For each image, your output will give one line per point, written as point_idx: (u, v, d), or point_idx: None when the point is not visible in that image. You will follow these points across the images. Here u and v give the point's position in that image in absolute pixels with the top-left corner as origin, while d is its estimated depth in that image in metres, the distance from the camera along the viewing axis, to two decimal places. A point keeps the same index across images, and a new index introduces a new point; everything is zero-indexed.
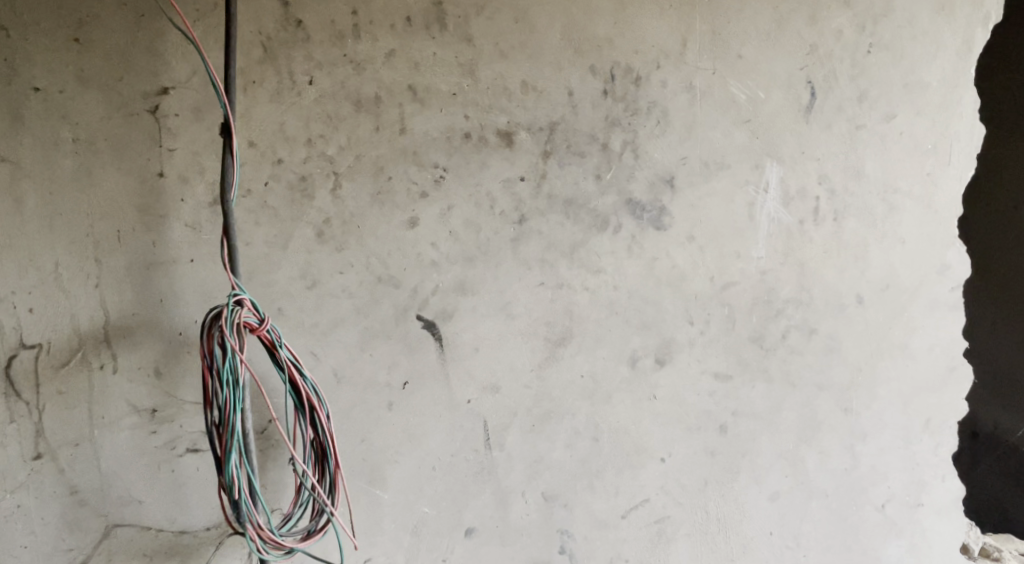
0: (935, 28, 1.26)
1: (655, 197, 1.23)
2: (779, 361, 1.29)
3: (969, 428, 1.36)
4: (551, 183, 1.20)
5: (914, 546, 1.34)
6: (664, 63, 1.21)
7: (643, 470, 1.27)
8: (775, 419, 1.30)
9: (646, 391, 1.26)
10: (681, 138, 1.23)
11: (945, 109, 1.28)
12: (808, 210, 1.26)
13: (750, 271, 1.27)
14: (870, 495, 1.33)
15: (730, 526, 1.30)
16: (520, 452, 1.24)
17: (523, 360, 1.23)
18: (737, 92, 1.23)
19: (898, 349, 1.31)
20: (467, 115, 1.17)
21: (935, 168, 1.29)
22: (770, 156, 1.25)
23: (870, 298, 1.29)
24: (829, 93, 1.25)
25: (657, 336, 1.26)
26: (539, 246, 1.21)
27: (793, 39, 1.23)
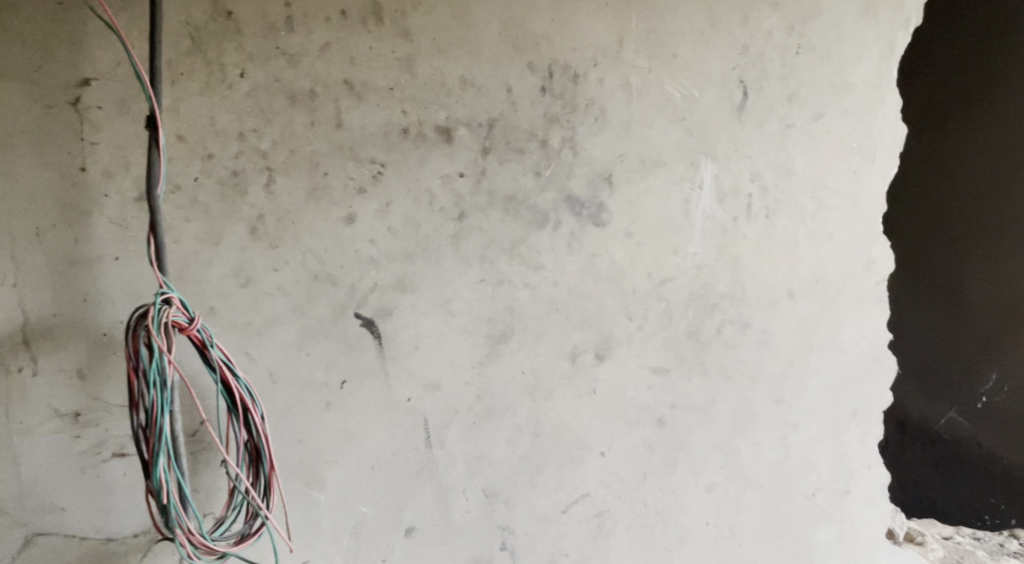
0: (859, 31, 1.30)
1: (595, 194, 1.24)
2: (714, 355, 1.31)
3: (896, 418, 1.40)
4: (491, 180, 1.20)
5: (843, 533, 1.39)
6: (601, 61, 1.22)
7: (583, 464, 1.28)
8: (710, 412, 1.32)
9: (586, 385, 1.27)
10: (618, 135, 1.24)
11: (869, 109, 1.32)
12: (741, 207, 1.29)
13: (686, 267, 1.29)
14: (801, 484, 1.36)
15: (669, 518, 1.32)
16: (462, 449, 1.23)
17: (464, 358, 1.22)
18: (672, 91, 1.25)
19: (827, 342, 1.35)
20: (404, 110, 1.16)
21: (860, 167, 1.33)
22: (705, 154, 1.27)
23: (801, 292, 1.33)
24: (760, 92, 1.28)
25: (597, 331, 1.27)
26: (479, 242, 1.21)
27: (726, 39, 1.26)
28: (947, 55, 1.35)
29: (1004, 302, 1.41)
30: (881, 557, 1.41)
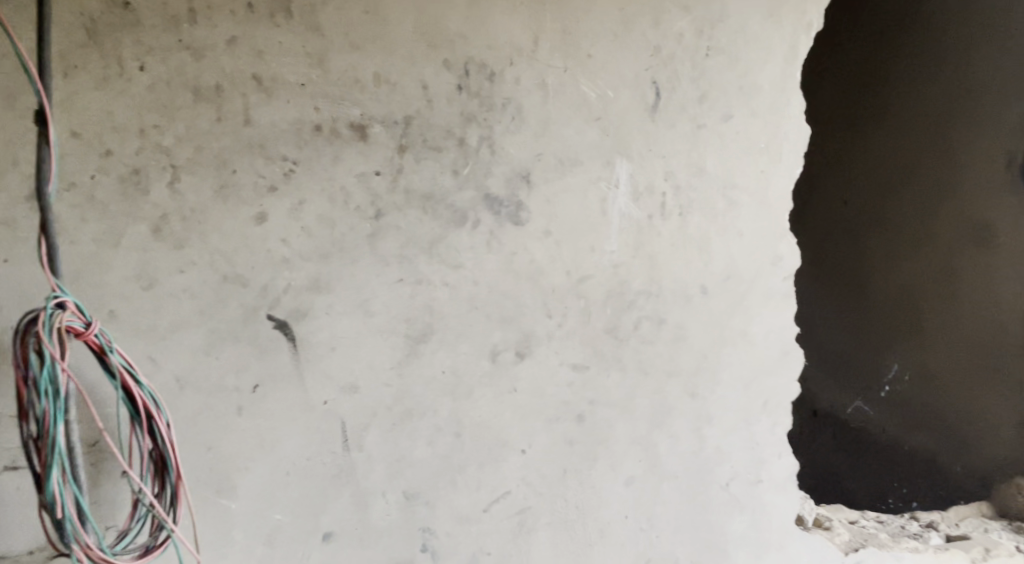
0: (765, 35, 1.34)
1: (513, 192, 1.25)
2: (632, 351, 1.34)
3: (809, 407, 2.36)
4: (407, 178, 1.19)
5: (756, 521, 1.43)
6: (517, 60, 1.22)
7: (503, 463, 1.28)
8: (628, 406, 1.34)
9: (506, 384, 1.28)
10: (535, 134, 1.25)
11: (775, 110, 1.36)
12: (656, 206, 1.32)
13: (604, 264, 1.31)
14: (716, 475, 1.40)
15: (589, 513, 1.34)
16: (381, 451, 1.21)
17: (382, 358, 1.20)
18: (588, 91, 1.26)
19: (739, 336, 1.39)
20: (316, 106, 1.13)
21: (768, 166, 1.38)
22: (621, 154, 1.29)
23: (713, 288, 1.37)
24: (672, 93, 1.31)
25: (517, 329, 1.27)
26: (396, 241, 1.19)
27: (639, 40, 1.28)
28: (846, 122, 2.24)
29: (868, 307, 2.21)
30: (792, 543, 1.45)
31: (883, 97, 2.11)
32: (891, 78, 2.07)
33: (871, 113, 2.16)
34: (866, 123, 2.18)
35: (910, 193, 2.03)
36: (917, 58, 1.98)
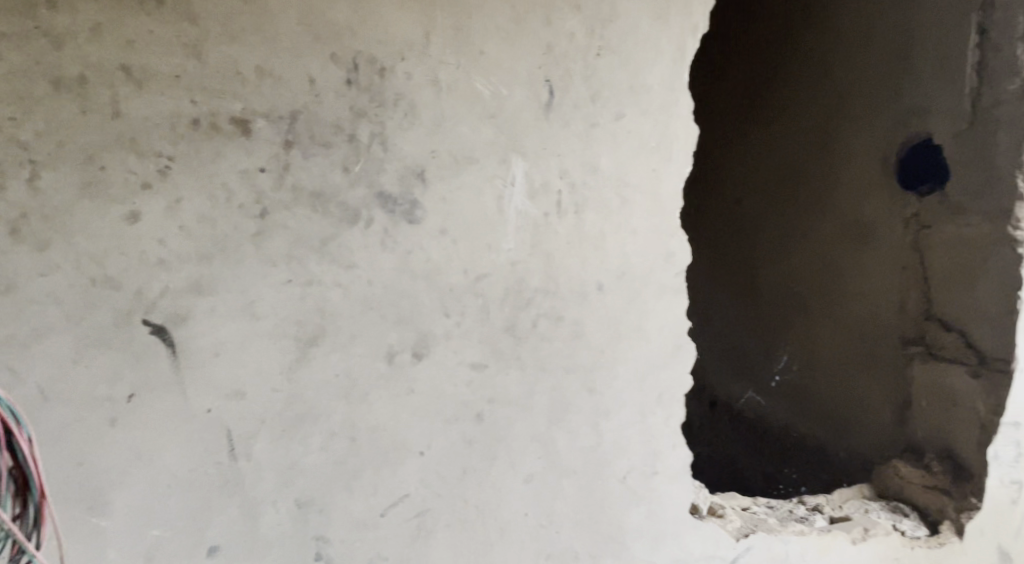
0: (653, 36, 1.36)
1: (407, 189, 1.22)
2: (530, 348, 1.34)
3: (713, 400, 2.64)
4: (294, 175, 1.14)
5: (652, 512, 1.46)
6: (408, 55, 1.19)
7: (401, 466, 1.26)
8: (527, 403, 1.34)
9: (403, 385, 1.25)
10: (429, 131, 1.22)
11: (665, 110, 1.39)
12: (552, 203, 1.32)
13: (501, 262, 1.30)
14: (614, 468, 1.42)
15: (489, 512, 1.33)
16: (270, 459, 1.17)
17: (271, 363, 1.15)
18: (481, 88, 1.25)
19: (634, 331, 1.42)
20: (193, 99, 1.08)
21: (659, 165, 1.41)
22: (516, 152, 1.29)
23: (609, 285, 1.39)
24: (565, 92, 1.31)
25: (413, 330, 1.24)
26: (284, 241, 1.14)
27: (531, 38, 1.27)
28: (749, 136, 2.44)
29: (766, 303, 2.39)
30: (686, 532, 1.49)
31: (774, 112, 2.29)
32: (781, 93, 2.25)
33: (774, 118, 2.28)
34: (770, 128, 2.31)
35: (804, 191, 2.15)
36: (807, 66, 2.12)
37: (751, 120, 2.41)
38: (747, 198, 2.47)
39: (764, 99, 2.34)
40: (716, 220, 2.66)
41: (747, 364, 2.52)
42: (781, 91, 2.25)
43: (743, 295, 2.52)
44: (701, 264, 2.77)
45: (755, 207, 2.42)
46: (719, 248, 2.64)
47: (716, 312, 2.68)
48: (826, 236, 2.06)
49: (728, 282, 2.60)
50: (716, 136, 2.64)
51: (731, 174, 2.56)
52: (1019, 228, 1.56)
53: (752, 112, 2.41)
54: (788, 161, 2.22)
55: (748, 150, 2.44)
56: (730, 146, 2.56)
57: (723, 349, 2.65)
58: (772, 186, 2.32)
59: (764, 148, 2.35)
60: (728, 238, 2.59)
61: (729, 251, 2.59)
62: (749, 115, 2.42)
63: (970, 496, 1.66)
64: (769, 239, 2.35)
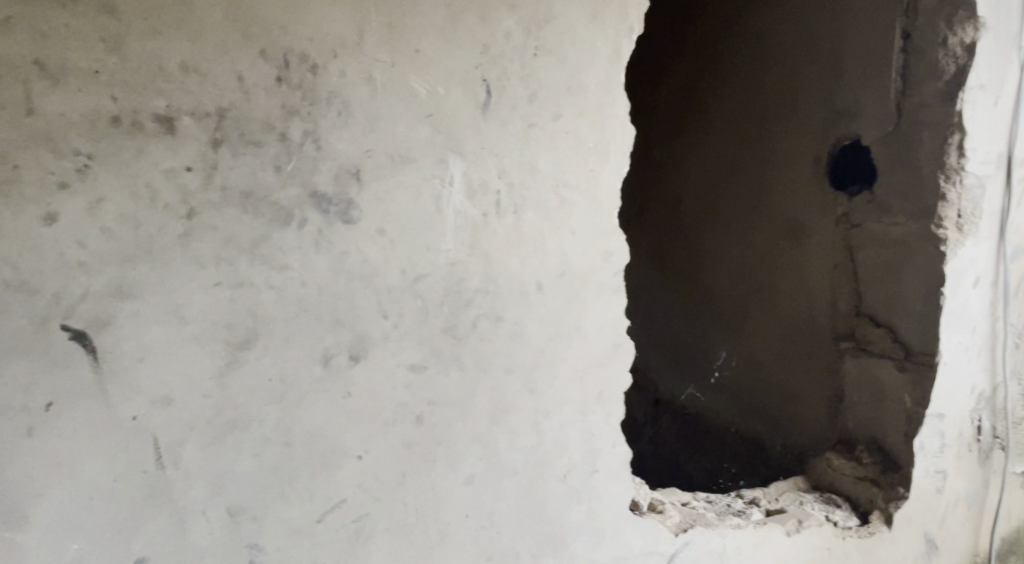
0: (589, 37, 1.37)
1: (342, 189, 1.19)
2: (470, 349, 1.33)
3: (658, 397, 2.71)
4: (222, 174, 1.11)
5: (592, 510, 1.47)
6: (341, 52, 1.17)
7: (337, 470, 1.23)
8: (467, 405, 1.33)
9: (340, 389, 1.22)
10: (364, 130, 1.20)
11: (602, 111, 1.40)
12: (490, 204, 1.32)
13: (439, 263, 1.28)
14: (555, 467, 1.43)
15: (428, 515, 1.32)
16: (200, 468, 1.13)
17: (200, 368, 1.12)
18: (417, 87, 1.23)
19: (574, 330, 1.42)
20: (114, 96, 1.04)
21: (596, 165, 1.42)
22: (453, 151, 1.27)
23: (548, 284, 1.39)
24: (502, 92, 1.31)
25: (350, 332, 1.22)
26: (213, 242, 1.11)
27: (467, 37, 1.26)
28: (688, 137, 2.48)
29: (705, 300, 2.44)
30: (626, 529, 1.50)
31: (712, 114, 2.33)
32: (718, 96, 2.30)
33: (712, 119, 2.33)
34: (708, 130, 2.36)
35: (741, 191, 2.20)
36: (742, 69, 2.16)
37: (689, 122, 2.46)
38: (687, 198, 2.51)
39: (701, 101, 2.38)
40: (659, 220, 2.69)
41: (689, 361, 2.58)
42: (718, 93, 2.29)
43: (685, 293, 2.56)
44: (643, 263, 2.82)
45: (695, 207, 2.46)
46: (661, 247, 2.69)
47: (658, 309, 2.73)
48: (762, 236, 2.12)
49: (669, 280, 2.65)
50: (657, 136, 2.67)
51: (672, 174, 2.60)
52: (942, 227, 1.62)
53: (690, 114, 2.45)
54: (725, 162, 2.27)
55: (689, 150, 2.48)
56: (670, 146, 2.59)
57: (666, 346, 2.70)
58: (710, 186, 2.36)
59: (702, 149, 2.39)
60: (669, 237, 2.64)
61: (670, 250, 2.63)
62: (689, 116, 2.46)
63: (899, 485, 1.72)
64: (708, 238, 2.40)
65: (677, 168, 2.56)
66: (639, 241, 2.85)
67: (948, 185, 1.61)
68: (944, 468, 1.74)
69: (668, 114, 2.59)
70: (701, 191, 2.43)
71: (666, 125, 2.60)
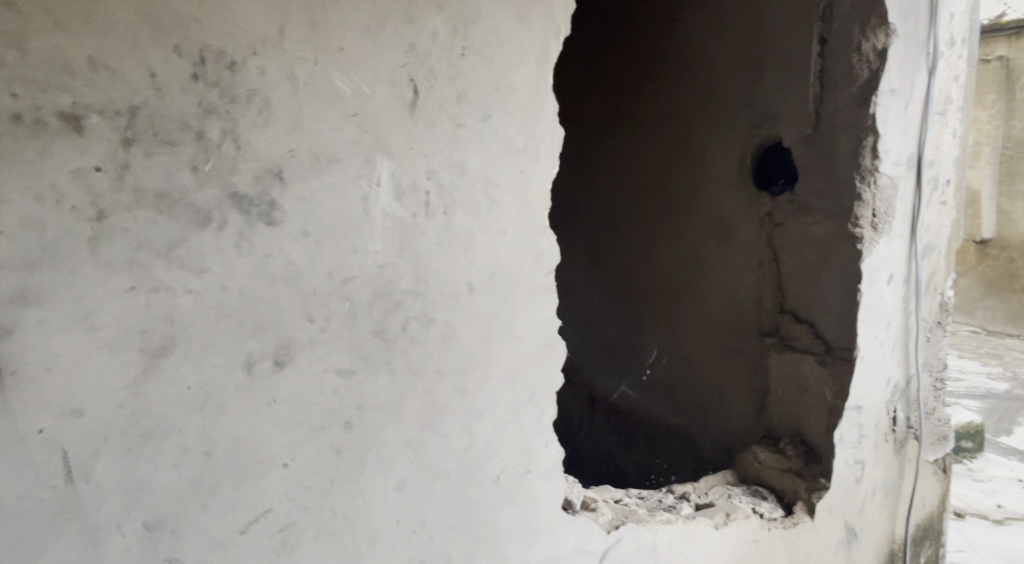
0: (517, 37, 1.37)
1: (264, 190, 1.16)
2: (401, 352, 1.31)
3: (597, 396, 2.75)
4: (135, 174, 1.06)
5: (525, 510, 1.47)
6: (260, 49, 1.13)
7: (262, 479, 1.20)
8: (398, 409, 1.31)
9: (264, 395, 1.19)
10: (287, 129, 1.17)
11: (530, 112, 1.41)
12: (419, 204, 1.30)
13: (368, 265, 1.26)
14: (487, 469, 1.42)
15: (358, 522, 1.29)
16: (114, 481, 1.08)
17: (113, 378, 1.07)
18: (342, 86, 1.21)
19: (505, 331, 1.42)
20: (14, 92, 0.98)
21: (526, 166, 1.42)
22: (381, 151, 1.25)
23: (480, 286, 1.38)
24: (430, 91, 1.29)
25: (274, 337, 1.18)
26: (125, 246, 1.06)
27: (393, 35, 1.24)
28: (619, 136, 2.51)
29: (636, 298, 2.48)
30: (559, 528, 1.51)
31: (641, 115, 2.37)
32: (648, 96, 2.33)
33: (643, 120, 2.36)
34: (638, 130, 2.39)
35: (671, 191, 2.24)
36: (671, 70, 2.20)
37: (620, 122, 2.49)
38: (619, 198, 2.54)
39: (631, 102, 2.42)
40: (593, 220, 2.72)
41: (622, 359, 2.61)
42: (647, 94, 2.32)
43: (617, 292, 2.59)
44: (577, 262, 2.84)
45: (627, 207, 2.49)
46: (594, 246, 2.72)
47: (591, 308, 2.76)
48: (691, 235, 2.16)
49: (602, 280, 2.68)
50: (589, 136, 2.70)
51: (604, 174, 2.62)
52: (859, 226, 1.68)
53: (621, 114, 2.48)
54: (655, 163, 2.31)
55: (620, 150, 2.51)
56: (602, 146, 2.62)
57: (600, 345, 2.74)
58: (641, 186, 2.40)
59: (633, 150, 2.43)
60: (602, 236, 2.67)
61: (602, 249, 2.66)
62: (620, 117, 2.49)
63: (820, 477, 1.78)
64: (640, 237, 2.43)
65: (609, 168, 2.59)
66: (574, 241, 2.88)
67: (864, 185, 1.67)
68: (862, 459, 1.81)
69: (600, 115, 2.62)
70: (632, 191, 2.46)
71: (598, 126, 2.63)
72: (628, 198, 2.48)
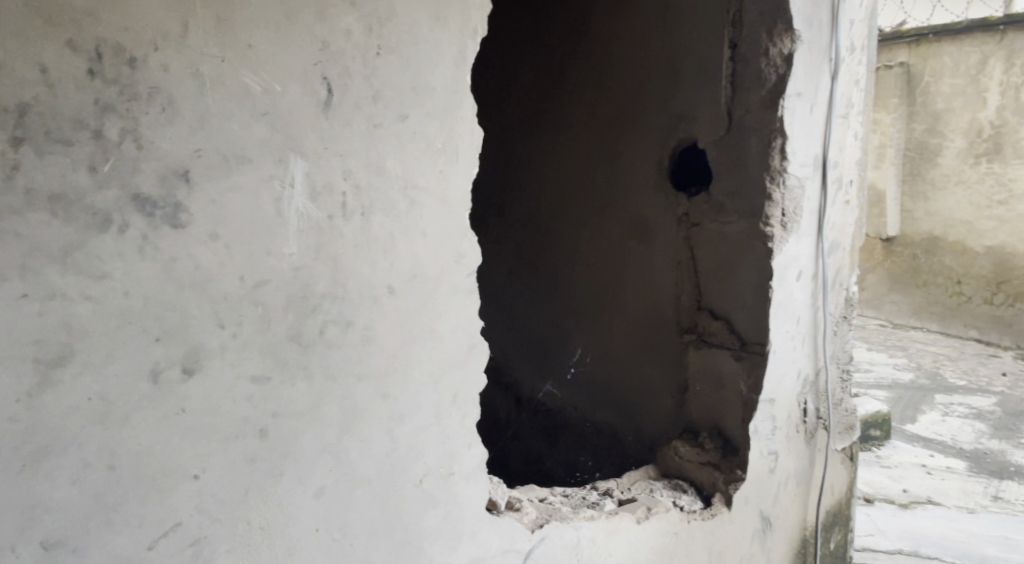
0: (433, 38, 1.36)
1: (168, 192, 1.11)
2: (318, 357, 1.28)
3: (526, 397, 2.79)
4: (26, 175, 1.00)
5: (449, 513, 1.46)
6: (162, 45, 1.09)
7: (171, 492, 1.15)
8: (316, 415, 1.29)
9: (172, 405, 1.14)
10: (192, 128, 1.12)
11: (448, 112, 1.40)
12: (336, 206, 1.28)
13: (282, 268, 1.23)
14: (409, 473, 1.41)
15: (275, 532, 1.26)
16: (7, 500, 1.02)
17: (3, 391, 1.01)
18: (251, 84, 1.17)
19: (427, 333, 1.41)
20: None
21: (445, 166, 1.41)
22: (294, 151, 1.22)
23: (399, 288, 1.37)
24: (345, 91, 1.27)
25: (182, 344, 1.14)
26: (16, 251, 1.00)
27: (304, 33, 1.21)
28: (541, 137, 2.53)
29: (561, 298, 2.50)
30: (484, 529, 1.51)
31: (562, 117, 2.39)
32: (567, 99, 2.36)
33: (564, 122, 2.38)
34: (559, 133, 2.42)
35: (592, 192, 2.27)
36: (590, 73, 2.23)
37: (541, 124, 2.51)
38: (543, 199, 2.56)
39: (552, 104, 2.44)
40: (518, 222, 2.73)
41: (547, 359, 2.64)
42: (568, 96, 2.35)
43: (541, 292, 2.61)
44: (503, 263, 2.86)
45: (550, 208, 2.51)
46: (518, 247, 2.74)
47: (517, 308, 2.79)
48: (612, 235, 2.20)
49: (527, 280, 2.70)
50: (511, 137, 2.71)
51: (527, 176, 2.64)
52: (769, 225, 1.73)
53: (542, 116, 2.51)
54: (577, 165, 2.34)
55: (542, 152, 2.53)
56: (525, 148, 2.63)
57: (527, 344, 2.76)
58: (563, 188, 2.43)
59: (555, 152, 2.45)
60: (527, 237, 2.69)
61: (527, 250, 2.68)
62: (542, 118, 2.50)
63: (736, 468, 1.83)
64: (563, 238, 2.46)
65: (531, 169, 2.61)
66: (499, 241, 2.88)
67: (773, 185, 1.73)
68: (776, 449, 1.88)
69: (521, 117, 2.64)
70: (554, 192, 2.49)
71: (519, 127, 2.65)
72: (551, 200, 2.51)
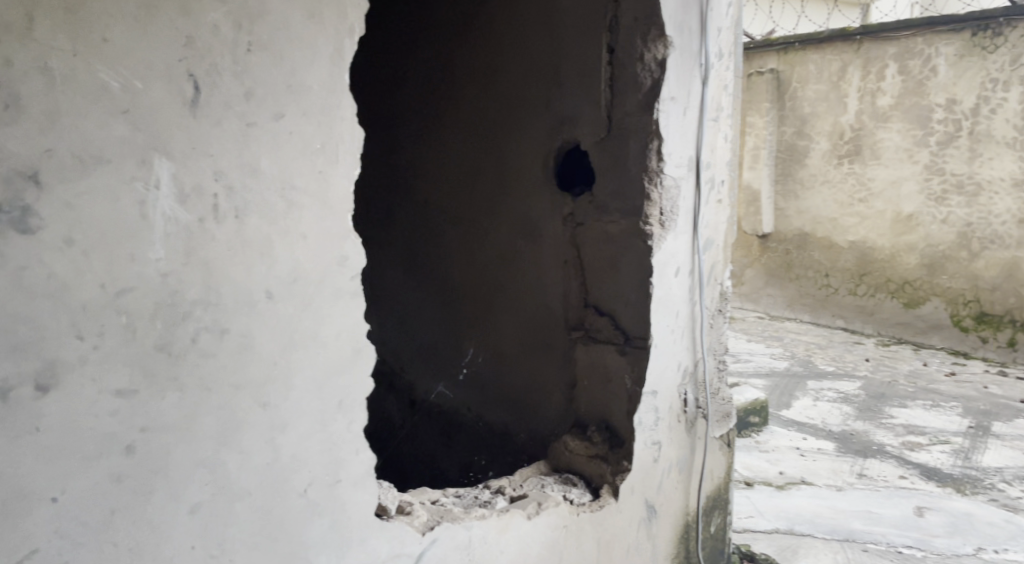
0: (308, 35, 1.33)
1: (15, 195, 1.03)
2: (190, 367, 1.22)
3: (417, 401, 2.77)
4: None
5: (336, 521, 1.43)
6: (4, 37, 1.01)
7: (26, 517, 1.07)
8: (190, 428, 1.23)
9: (24, 424, 1.06)
10: (41, 126, 1.05)
11: (325, 111, 1.37)
12: (207, 208, 1.22)
13: (148, 274, 1.16)
14: (293, 483, 1.37)
15: (146, 553, 1.20)
16: None
17: None
18: (108, 80, 1.10)
19: (309, 338, 1.37)
20: None
21: (325, 167, 1.38)
22: (158, 151, 1.16)
23: (279, 292, 1.32)
24: (214, 89, 1.22)
25: (34, 358, 1.06)
26: None
27: (166, 28, 1.16)
28: (426, 139, 2.53)
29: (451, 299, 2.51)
30: (373, 535, 1.49)
31: (447, 119, 2.40)
32: (451, 101, 2.37)
33: (450, 124, 2.39)
34: (445, 135, 2.42)
35: (479, 193, 2.29)
36: (474, 75, 2.25)
37: (426, 125, 2.51)
38: (430, 201, 2.56)
39: (437, 106, 2.44)
40: (405, 224, 2.71)
41: (439, 361, 2.64)
42: (453, 98, 2.35)
43: (432, 293, 2.61)
44: (390, 266, 2.83)
45: (438, 208, 2.51)
46: (406, 249, 2.73)
47: (407, 311, 2.77)
48: (500, 235, 2.23)
49: (416, 282, 2.69)
50: (395, 139, 2.68)
51: (413, 178, 2.63)
52: (648, 223, 1.79)
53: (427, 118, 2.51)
54: (463, 166, 2.35)
55: (428, 153, 2.53)
56: (410, 150, 2.62)
57: (419, 347, 2.75)
58: (450, 189, 2.43)
59: (441, 154, 2.46)
60: (415, 239, 2.68)
61: (416, 251, 2.68)
62: (427, 118, 2.49)
63: (623, 460, 1.89)
64: (452, 239, 2.47)
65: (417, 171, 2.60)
66: (385, 244, 2.84)
67: (652, 185, 1.79)
68: (659, 440, 1.95)
69: (406, 118, 2.62)
70: (441, 193, 2.49)
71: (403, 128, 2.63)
72: (439, 201, 2.51)
